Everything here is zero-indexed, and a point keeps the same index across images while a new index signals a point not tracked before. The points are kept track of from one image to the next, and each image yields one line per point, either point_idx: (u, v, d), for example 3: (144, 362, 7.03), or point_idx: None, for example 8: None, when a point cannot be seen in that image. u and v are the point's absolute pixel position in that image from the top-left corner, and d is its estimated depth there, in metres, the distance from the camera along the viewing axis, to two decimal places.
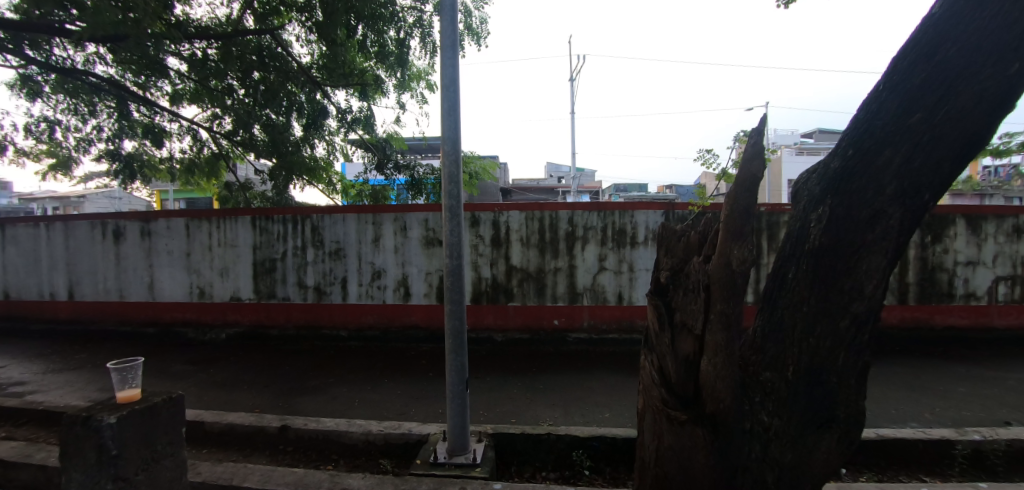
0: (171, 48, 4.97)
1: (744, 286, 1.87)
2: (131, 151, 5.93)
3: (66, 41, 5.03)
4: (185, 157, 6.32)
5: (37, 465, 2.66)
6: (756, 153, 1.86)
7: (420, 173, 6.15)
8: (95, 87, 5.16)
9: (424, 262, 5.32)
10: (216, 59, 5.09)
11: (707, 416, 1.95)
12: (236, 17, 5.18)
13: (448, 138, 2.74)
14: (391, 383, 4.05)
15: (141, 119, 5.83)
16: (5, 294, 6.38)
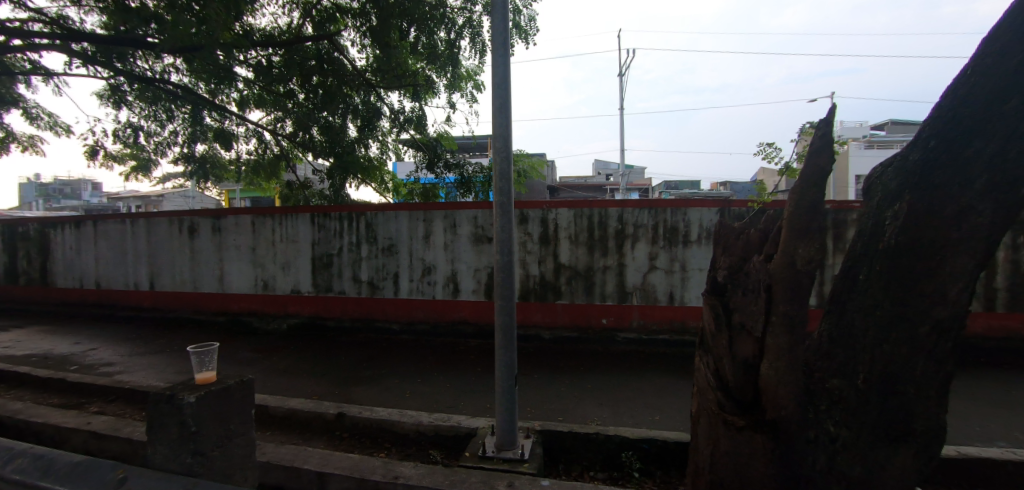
0: (241, 57, 5.32)
1: (810, 286, 1.78)
2: (203, 154, 6.39)
3: (149, 53, 5.49)
4: (250, 158, 6.73)
5: (125, 438, 2.92)
6: (825, 145, 1.76)
7: (469, 172, 6.24)
8: (172, 95, 5.59)
9: (473, 258, 5.39)
10: (279, 65, 5.39)
11: (767, 422, 1.86)
12: (297, 25, 5.46)
13: (499, 134, 2.76)
14: (442, 377, 4.14)
15: (212, 124, 6.27)
16: (96, 283, 7.05)
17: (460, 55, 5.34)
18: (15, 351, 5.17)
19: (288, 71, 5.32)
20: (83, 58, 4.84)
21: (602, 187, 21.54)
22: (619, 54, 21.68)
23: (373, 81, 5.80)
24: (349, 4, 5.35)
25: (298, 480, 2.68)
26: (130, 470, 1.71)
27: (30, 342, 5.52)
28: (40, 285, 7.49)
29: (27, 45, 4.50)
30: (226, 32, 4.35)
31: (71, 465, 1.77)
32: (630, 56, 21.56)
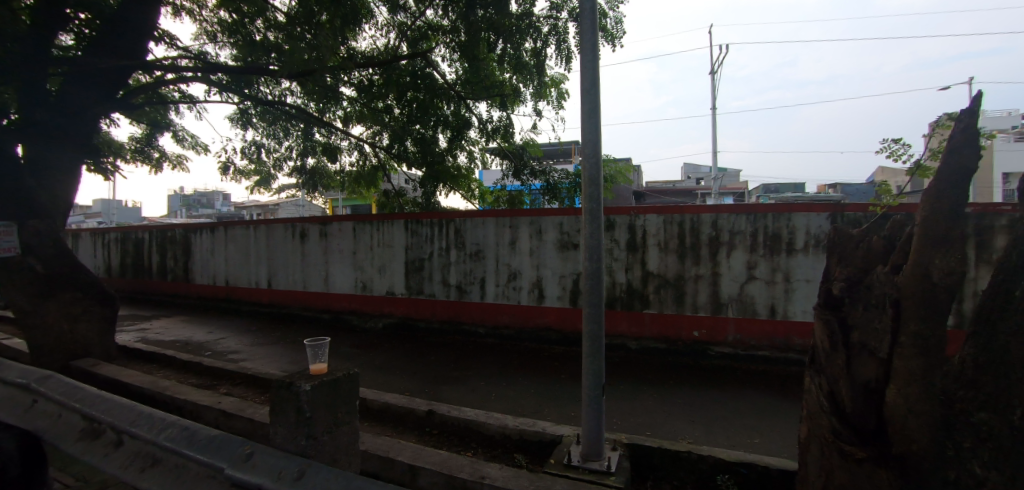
0: (346, 78, 5.85)
1: (949, 305, 1.54)
2: (313, 167, 7.12)
3: (270, 79, 6.22)
4: (353, 169, 7.36)
5: (250, 418, 3.30)
6: (968, 142, 1.53)
7: (556, 178, 6.31)
8: (289, 114, 6.29)
9: (558, 264, 5.40)
10: (379, 83, 5.85)
11: (894, 456, 1.62)
12: (395, 45, 5.88)
13: (589, 140, 2.74)
14: (528, 381, 4.18)
15: (321, 139, 6.96)
16: (225, 281, 8.12)
17: (546, 63, 5.33)
18: (164, 336, 6.11)
19: (387, 88, 5.78)
20: (220, 88, 5.59)
21: (690, 192, 20.47)
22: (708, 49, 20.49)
23: (462, 93, 6.06)
24: (440, 22, 5.67)
25: (393, 470, 2.85)
26: (254, 446, 1.80)
27: (175, 330, 6.49)
28: (184, 281, 8.79)
29: (179, 78, 5.32)
30: (333, 57, 4.78)
31: (205, 437, 1.93)
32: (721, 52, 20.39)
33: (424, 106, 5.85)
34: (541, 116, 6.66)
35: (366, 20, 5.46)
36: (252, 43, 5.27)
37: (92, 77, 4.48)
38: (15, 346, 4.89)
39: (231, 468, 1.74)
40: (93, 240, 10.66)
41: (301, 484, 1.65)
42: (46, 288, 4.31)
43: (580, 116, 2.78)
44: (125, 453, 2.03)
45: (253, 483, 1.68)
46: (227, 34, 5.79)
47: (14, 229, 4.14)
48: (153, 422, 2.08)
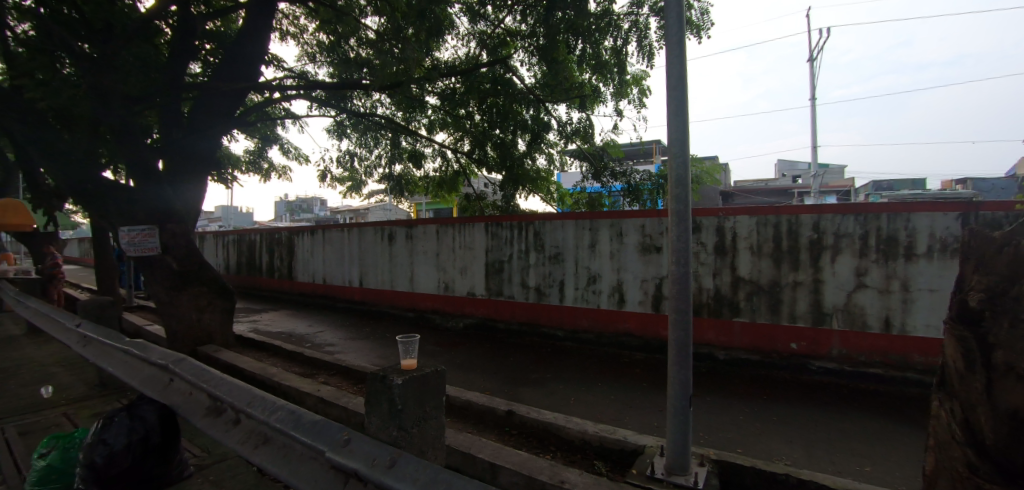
0: (432, 87, 6.18)
1: None
2: (400, 173, 7.60)
3: (363, 92, 6.70)
4: (436, 175, 7.71)
5: (347, 406, 3.57)
6: None
7: (637, 180, 6.18)
8: (379, 124, 6.75)
9: (640, 268, 5.23)
10: (460, 90, 6.06)
11: None
12: (476, 54, 6.10)
13: (678, 141, 2.65)
14: (609, 387, 4.12)
15: (407, 147, 7.40)
16: (323, 279, 8.89)
17: (627, 61, 5.28)
18: (272, 327, 6.83)
19: (469, 95, 5.99)
20: (320, 103, 6.13)
21: (785, 191, 18.81)
22: (807, 35, 18.78)
23: (541, 97, 6.17)
24: (519, 28, 5.79)
25: (476, 466, 2.95)
26: (353, 430, 1.79)
27: (282, 322, 7.22)
28: (288, 278, 9.77)
29: (285, 97, 5.89)
30: (419, 68, 5.03)
31: (310, 421, 1.96)
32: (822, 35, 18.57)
33: (504, 111, 5.99)
34: (622, 116, 6.54)
35: (450, 31, 5.71)
36: (348, 60, 5.71)
37: (217, 98, 5.11)
38: (156, 331, 5.72)
39: (332, 451, 1.75)
40: (216, 241, 12.20)
41: (392, 474, 1.58)
42: (178, 282, 4.96)
43: (670, 114, 2.69)
44: (243, 430, 2.24)
45: (350, 467, 1.65)
46: (325, 53, 6.32)
47: (155, 231, 4.80)
48: (267, 404, 2.17)
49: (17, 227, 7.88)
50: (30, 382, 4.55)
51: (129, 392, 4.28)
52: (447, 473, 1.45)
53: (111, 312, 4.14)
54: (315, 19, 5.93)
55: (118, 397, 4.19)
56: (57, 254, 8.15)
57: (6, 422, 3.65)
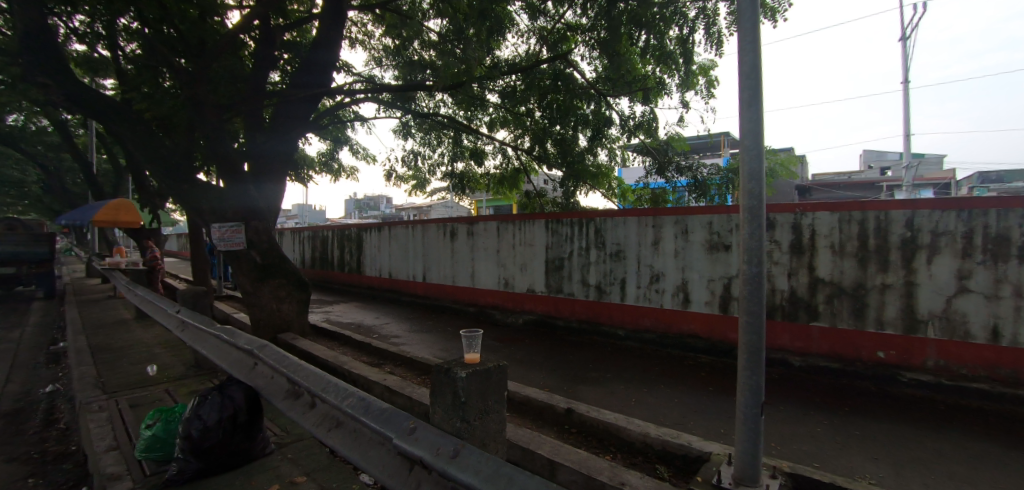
0: (495, 85, 6.34)
1: None
2: (462, 171, 7.87)
3: (427, 93, 6.99)
4: (497, 172, 7.89)
5: (415, 396, 3.74)
6: None
7: (705, 174, 5.93)
8: (441, 123, 6.96)
9: (707, 267, 5.02)
10: (521, 89, 6.13)
11: None
12: (537, 51, 6.16)
13: (751, 134, 2.47)
14: (673, 391, 4.02)
15: (469, 145, 7.59)
16: (388, 273, 9.38)
17: (694, 50, 4.99)
18: (344, 318, 7.30)
19: (530, 91, 6.02)
20: (386, 105, 6.41)
21: (870, 184, 17.21)
22: (899, 12, 17.01)
23: (603, 91, 6.04)
24: (580, 22, 5.74)
25: (536, 461, 2.98)
26: (419, 420, 1.75)
27: (352, 313, 7.68)
28: (357, 273, 10.36)
29: (353, 100, 6.18)
30: (479, 67, 5.10)
31: (379, 408, 1.96)
32: (917, 10, 16.75)
33: (564, 107, 5.92)
34: (688, 108, 6.28)
35: (510, 29, 5.76)
36: (412, 62, 5.91)
37: (295, 104, 5.48)
38: (241, 319, 6.25)
39: (399, 438, 1.73)
40: (292, 237, 13.17)
41: (456, 464, 1.49)
42: (261, 274, 5.38)
43: (743, 106, 2.53)
44: (318, 414, 2.37)
45: (416, 455, 1.61)
46: (391, 56, 6.59)
47: (241, 227, 5.19)
48: (337, 388, 2.26)
49: (127, 223, 8.94)
50: (139, 361, 5.15)
51: (219, 373, 4.71)
52: (507, 466, 1.33)
53: (203, 301, 4.54)
54: (382, 25, 6.20)
55: (210, 377, 4.63)
56: (158, 248, 9.14)
57: (120, 395, 4.15)
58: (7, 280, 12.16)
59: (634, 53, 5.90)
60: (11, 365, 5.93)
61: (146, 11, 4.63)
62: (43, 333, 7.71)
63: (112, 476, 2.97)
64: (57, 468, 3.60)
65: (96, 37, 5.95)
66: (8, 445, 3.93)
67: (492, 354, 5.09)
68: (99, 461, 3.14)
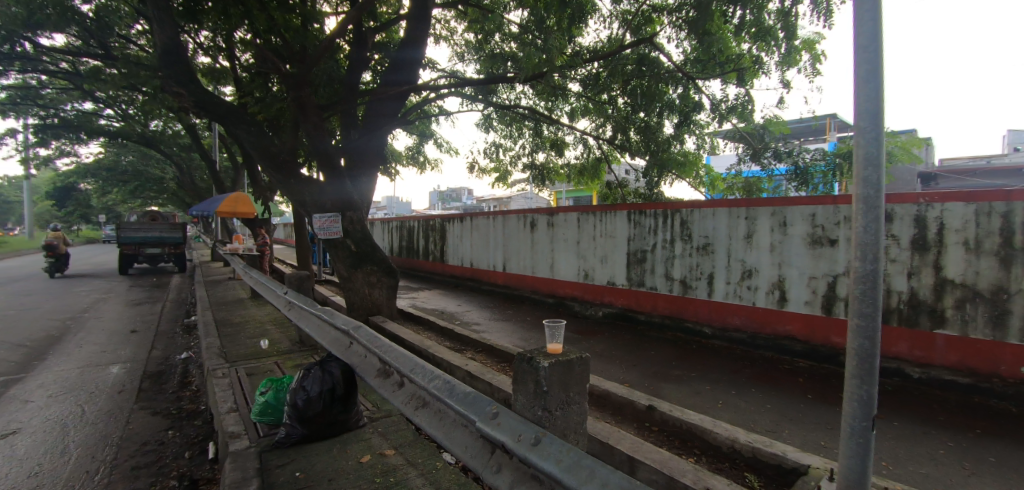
0: (576, 74, 6.33)
1: None
2: (545, 163, 8.19)
3: (507, 84, 7.14)
4: (578, 162, 7.97)
5: (498, 382, 3.88)
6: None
7: (808, 160, 5.39)
8: (523, 115, 7.08)
9: (808, 263, 4.68)
10: (605, 75, 6.09)
11: None
12: (620, 36, 6.01)
13: (867, 110, 1.70)
14: (764, 397, 3.76)
15: (550, 135, 7.69)
16: (470, 263, 9.78)
17: (798, 23, 4.55)
18: (428, 304, 7.73)
19: (612, 79, 5.89)
20: (469, 99, 6.59)
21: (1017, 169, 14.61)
22: None
23: (692, 74, 5.78)
24: (667, 2, 5.49)
25: (616, 456, 2.96)
26: (501, 405, 1.67)
27: (435, 299, 8.10)
28: (440, 262, 10.90)
29: (439, 95, 6.44)
30: (561, 56, 5.05)
31: (462, 391, 1.93)
32: None
33: (648, 92, 5.79)
34: (789, 89, 5.76)
35: (592, 16, 5.67)
36: (494, 55, 6.02)
37: (386, 101, 5.83)
38: (337, 301, 6.84)
39: (481, 422, 1.67)
40: (381, 227, 14.15)
41: (537, 452, 1.41)
42: (355, 261, 5.81)
43: (856, 61, 1.75)
44: (406, 393, 2.44)
45: (497, 440, 1.54)
46: (474, 51, 6.78)
47: (338, 218, 5.62)
48: (422, 368, 2.30)
49: (243, 214, 10.06)
50: (254, 335, 5.85)
51: (318, 350, 5.19)
52: (591, 458, 1.23)
53: (306, 284, 5.00)
54: (466, 21, 6.37)
55: (311, 353, 5.11)
56: (267, 236, 10.28)
57: (239, 364, 4.72)
58: (153, 259, 14.45)
59: (728, 30, 5.52)
60: (157, 333, 7.03)
61: (256, 23, 5.13)
62: (178, 306, 9.03)
63: (233, 434, 3.39)
64: (190, 423, 4.19)
65: (220, 48, 6.73)
66: (154, 400, 4.66)
67: (572, 345, 5.14)
68: (223, 420, 3.60)
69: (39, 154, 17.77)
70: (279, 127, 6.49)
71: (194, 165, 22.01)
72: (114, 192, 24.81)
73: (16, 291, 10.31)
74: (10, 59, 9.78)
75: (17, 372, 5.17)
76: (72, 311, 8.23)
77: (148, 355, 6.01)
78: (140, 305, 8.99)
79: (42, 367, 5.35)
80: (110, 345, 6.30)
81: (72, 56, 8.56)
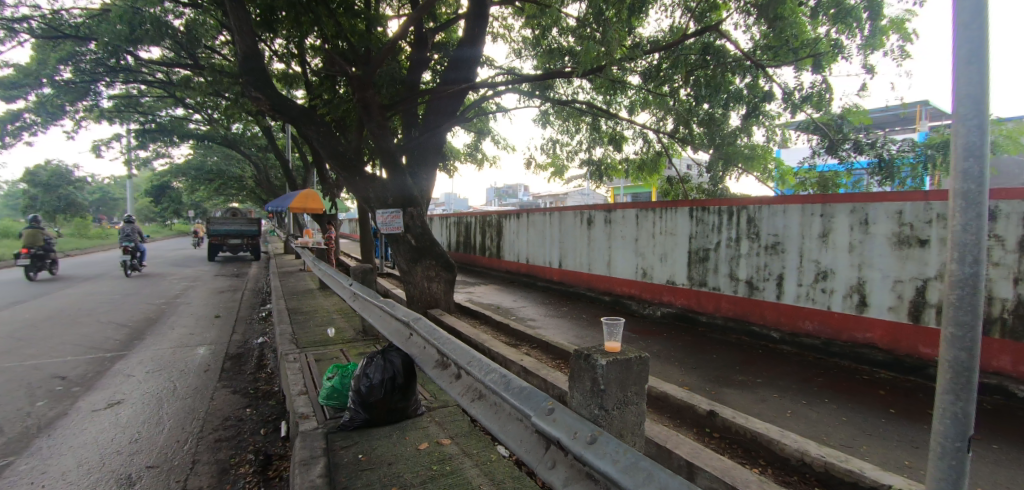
0: (635, 66, 6.19)
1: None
2: (602, 159, 8.09)
3: (565, 79, 7.09)
4: (637, 157, 7.80)
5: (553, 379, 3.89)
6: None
7: (894, 151, 4.92)
8: (581, 109, 7.03)
9: (894, 265, 4.28)
10: (666, 67, 5.90)
11: None
12: (683, 25, 5.80)
13: (970, 91, 1.40)
14: (838, 409, 3.49)
15: (608, 130, 7.58)
16: (526, 259, 9.85)
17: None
18: (484, 298, 7.89)
19: (674, 69, 5.69)
20: (526, 95, 6.61)
21: None
22: None
23: (762, 62, 5.47)
24: None
25: (674, 461, 2.87)
26: (556, 401, 1.61)
27: (490, 295, 8.23)
28: (496, 257, 11.04)
29: (496, 92, 6.51)
30: (620, 48, 4.95)
31: (517, 385, 1.89)
32: None
33: (713, 82, 5.56)
34: (874, 75, 5.27)
35: (653, 6, 5.51)
36: (551, 50, 6.01)
37: (445, 100, 5.99)
38: (398, 294, 7.15)
39: (536, 417, 1.63)
40: (440, 223, 14.57)
41: (593, 451, 1.35)
42: (414, 255, 6.03)
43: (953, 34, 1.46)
44: (463, 384, 2.44)
45: (552, 436, 1.49)
46: (532, 47, 6.82)
47: (399, 213, 5.85)
48: (479, 360, 2.31)
49: (312, 210, 10.74)
50: (321, 323, 6.25)
51: (380, 340, 5.45)
52: (647, 459, 1.16)
53: (369, 276, 5.25)
54: (523, 17, 6.40)
55: (373, 343, 5.38)
56: (334, 231, 10.93)
57: (308, 350, 5.06)
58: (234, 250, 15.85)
59: (803, 13, 5.17)
60: (237, 318, 7.70)
61: (324, 28, 5.44)
62: (256, 294, 9.83)
63: (303, 415, 3.63)
64: (266, 402, 4.55)
65: (295, 54, 7.19)
66: (235, 380, 5.11)
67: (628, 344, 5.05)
68: (295, 402, 3.87)
69: (141, 156, 19.94)
70: (347, 127, 6.85)
71: (270, 164, 23.78)
72: (202, 190, 27.35)
73: (123, 277, 11.73)
74: (117, 72, 11.04)
75: (123, 349, 5.86)
76: (167, 296, 9.20)
77: (230, 338, 6.60)
78: (224, 292, 9.89)
79: (143, 345, 6.03)
80: (198, 328, 6.98)
81: (168, 67, 9.51)
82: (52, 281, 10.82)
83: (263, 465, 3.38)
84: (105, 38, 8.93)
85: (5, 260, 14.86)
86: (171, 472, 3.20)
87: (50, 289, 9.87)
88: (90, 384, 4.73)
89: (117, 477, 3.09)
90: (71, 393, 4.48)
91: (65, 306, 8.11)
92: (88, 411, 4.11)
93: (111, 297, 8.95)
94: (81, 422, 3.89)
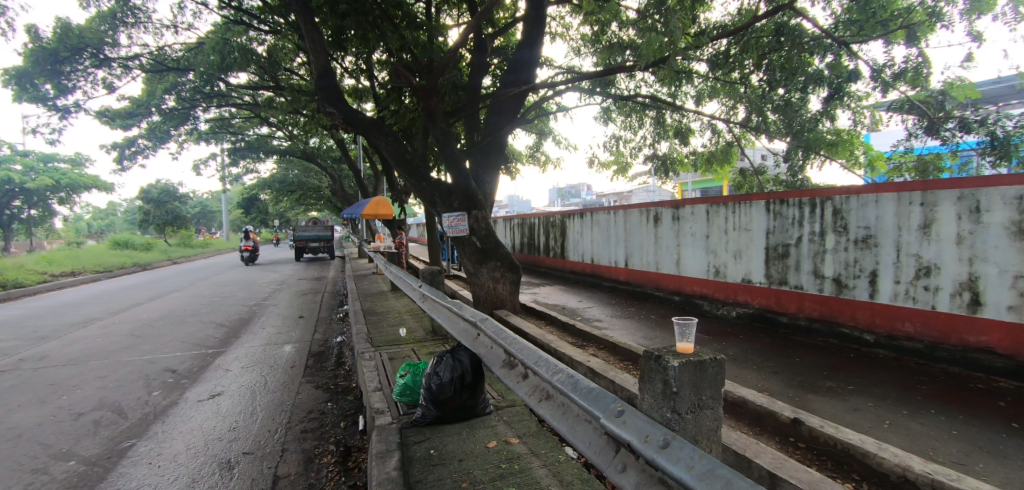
0: (701, 55, 5.94)
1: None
2: (666, 153, 7.82)
3: (627, 74, 6.95)
4: (706, 149, 7.45)
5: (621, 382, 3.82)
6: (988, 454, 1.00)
7: (1010, 128, 4.31)
8: (643, 104, 6.86)
9: (1015, 258, 3.74)
10: (736, 53, 5.59)
11: None
12: (753, 6, 5.47)
13: None
14: (945, 421, 3.12)
15: (673, 123, 7.32)
16: (591, 259, 9.73)
17: None
18: (549, 299, 7.91)
19: (745, 55, 5.38)
20: (586, 92, 6.53)
21: None
22: None
23: (844, 39, 5.00)
24: None
25: (755, 470, 2.71)
26: (626, 402, 1.57)
27: (555, 295, 8.24)
28: (561, 258, 11.02)
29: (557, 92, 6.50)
30: (685, 37, 4.75)
31: (586, 386, 1.87)
32: None
33: (789, 65, 5.19)
34: (982, 42, 4.65)
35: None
36: (611, 46, 5.93)
37: (505, 102, 6.08)
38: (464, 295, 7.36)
39: (606, 419, 1.60)
40: (503, 225, 14.76)
41: (667, 455, 1.30)
42: (478, 258, 6.18)
43: None
44: (529, 385, 2.46)
45: (622, 438, 1.46)
46: (592, 44, 6.75)
47: (464, 216, 6.04)
48: (546, 361, 2.31)
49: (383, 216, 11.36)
50: (393, 323, 6.59)
51: (448, 340, 5.65)
52: (725, 466, 1.09)
53: (437, 279, 5.46)
54: (582, 15, 6.35)
55: (442, 342, 5.58)
56: (402, 235, 11.48)
57: (382, 349, 5.34)
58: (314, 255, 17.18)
59: None
60: (318, 319, 8.32)
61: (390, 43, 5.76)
62: (334, 296, 10.56)
63: (379, 410, 3.85)
64: (345, 398, 4.87)
65: (365, 70, 7.66)
66: (317, 376, 5.52)
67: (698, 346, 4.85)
68: (371, 397, 4.10)
69: (233, 172, 22.14)
70: (413, 135, 7.19)
71: (343, 174, 25.43)
72: (285, 201, 29.85)
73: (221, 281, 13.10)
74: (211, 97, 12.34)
75: (223, 346, 6.55)
76: (257, 298, 10.15)
77: (313, 337, 7.16)
78: (306, 295, 10.74)
79: (240, 343, 6.71)
80: (285, 327, 7.64)
81: (255, 89, 10.48)
82: (164, 286, 12.31)
83: (344, 456, 3.62)
84: (202, 68, 9.99)
85: (127, 269, 17.13)
86: (264, 459, 3.53)
87: (163, 293, 11.23)
88: (196, 377, 5.33)
89: (219, 461, 3.45)
90: (181, 385, 5.08)
91: (175, 307, 9.21)
92: (195, 401, 4.65)
93: (211, 299, 10.04)
94: (189, 410, 4.41)
